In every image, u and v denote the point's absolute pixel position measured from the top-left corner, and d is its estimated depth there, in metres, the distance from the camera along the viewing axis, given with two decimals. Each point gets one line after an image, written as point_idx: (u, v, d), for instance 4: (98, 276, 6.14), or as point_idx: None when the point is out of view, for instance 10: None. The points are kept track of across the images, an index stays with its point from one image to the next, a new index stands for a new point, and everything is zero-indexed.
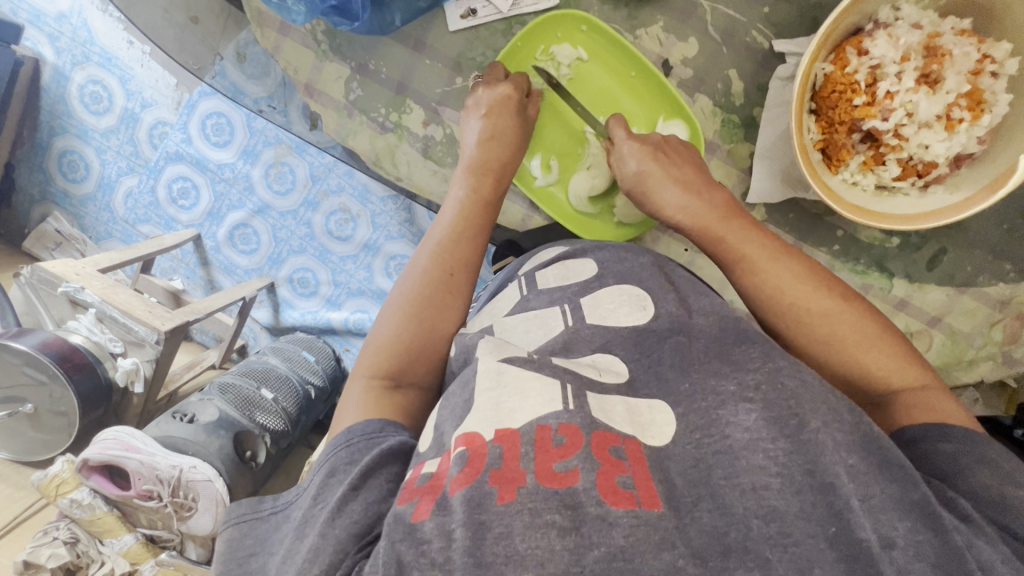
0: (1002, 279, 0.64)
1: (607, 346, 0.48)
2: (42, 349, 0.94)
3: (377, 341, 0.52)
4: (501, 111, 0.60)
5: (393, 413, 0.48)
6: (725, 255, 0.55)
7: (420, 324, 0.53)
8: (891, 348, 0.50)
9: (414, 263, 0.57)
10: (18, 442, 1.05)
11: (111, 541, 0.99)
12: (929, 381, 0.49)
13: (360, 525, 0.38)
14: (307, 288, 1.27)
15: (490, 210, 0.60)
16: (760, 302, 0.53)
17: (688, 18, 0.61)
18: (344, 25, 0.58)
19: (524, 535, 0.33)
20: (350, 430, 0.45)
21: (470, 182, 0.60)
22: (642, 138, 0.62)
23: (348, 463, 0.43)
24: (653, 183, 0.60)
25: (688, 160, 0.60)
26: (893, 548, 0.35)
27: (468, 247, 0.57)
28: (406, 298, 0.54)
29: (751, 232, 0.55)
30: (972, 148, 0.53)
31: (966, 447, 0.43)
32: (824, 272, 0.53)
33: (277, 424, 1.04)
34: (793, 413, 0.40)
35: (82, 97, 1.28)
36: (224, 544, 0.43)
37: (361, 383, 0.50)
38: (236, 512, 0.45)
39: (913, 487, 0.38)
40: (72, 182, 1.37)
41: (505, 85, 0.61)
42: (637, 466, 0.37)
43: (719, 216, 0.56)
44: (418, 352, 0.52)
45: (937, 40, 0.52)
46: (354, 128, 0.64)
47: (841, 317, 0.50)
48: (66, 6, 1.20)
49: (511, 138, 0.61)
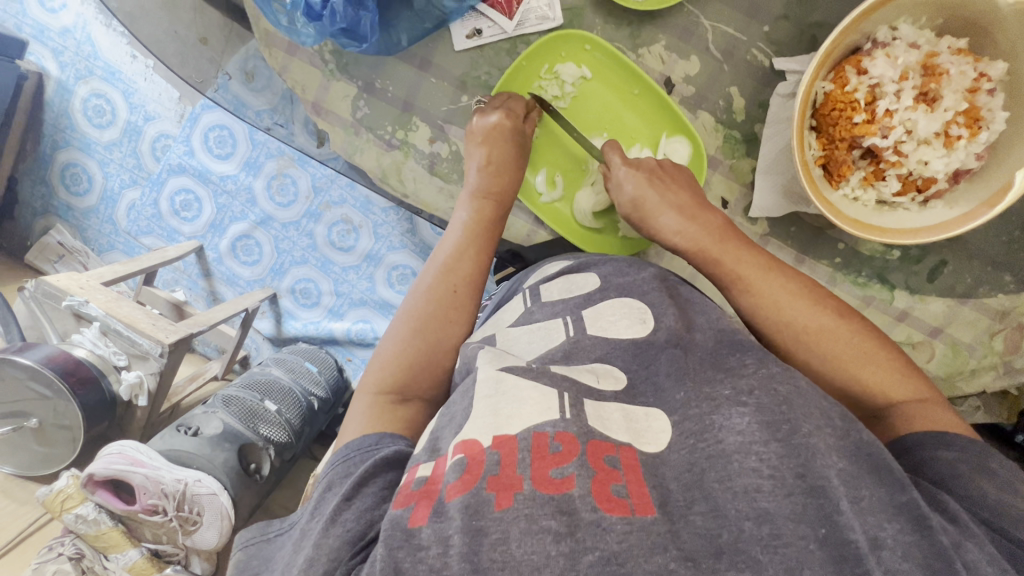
0: (1001, 290, 0.65)
1: (606, 356, 0.49)
2: (47, 363, 0.94)
3: (383, 357, 0.53)
4: (495, 139, 0.60)
5: (399, 426, 0.48)
6: (722, 277, 0.57)
7: (424, 341, 0.53)
8: (888, 362, 0.51)
9: (419, 282, 0.57)
10: (22, 456, 1.05)
11: (116, 556, 0.97)
12: (926, 394, 0.50)
13: (353, 533, 0.38)
14: (309, 299, 1.28)
15: (496, 230, 0.61)
16: (759, 323, 0.55)
17: (689, 37, 0.62)
18: (352, 46, 0.59)
19: (520, 540, 0.33)
20: (349, 445, 0.46)
21: (474, 205, 0.61)
22: (636, 164, 0.62)
23: (343, 476, 0.43)
24: (650, 208, 0.61)
25: (685, 183, 0.61)
26: (881, 548, 0.35)
27: (473, 263, 0.58)
28: (411, 315, 0.55)
29: (747, 252, 0.56)
30: (969, 164, 0.54)
31: (965, 455, 0.44)
32: (819, 290, 0.54)
33: (281, 436, 1.03)
34: (785, 419, 0.41)
35: (86, 111, 1.29)
36: (234, 561, 0.43)
37: (366, 398, 0.50)
38: (246, 535, 0.45)
39: (900, 490, 0.39)
40: (75, 195, 1.37)
41: (500, 112, 0.61)
42: (630, 475, 0.38)
43: (715, 239, 0.57)
44: (423, 367, 0.52)
45: (934, 60, 0.53)
46: (360, 145, 0.65)
47: (837, 332, 0.52)
48: (70, 21, 1.21)
49: (510, 163, 0.62)
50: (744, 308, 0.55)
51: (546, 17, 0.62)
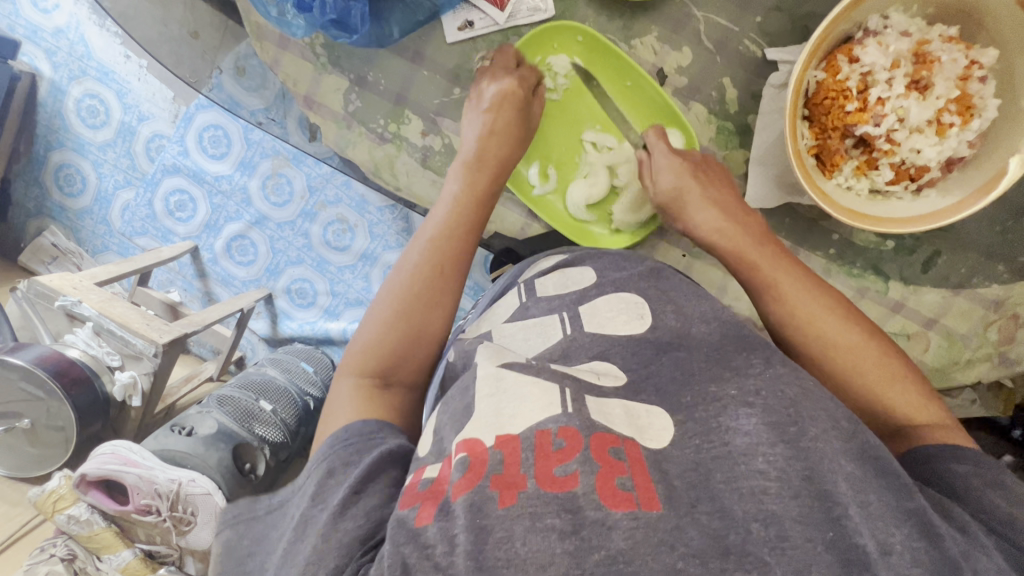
0: (995, 281, 0.65)
1: (606, 355, 0.49)
2: (39, 364, 0.94)
3: (364, 339, 0.52)
4: (501, 107, 0.60)
5: (386, 411, 0.49)
6: (755, 282, 0.56)
7: (406, 326, 0.52)
8: (911, 386, 0.50)
9: (404, 259, 0.56)
10: (13, 458, 1.04)
11: (107, 557, 0.96)
12: (945, 421, 0.49)
13: (364, 530, 0.38)
14: (305, 299, 1.27)
15: (485, 205, 0.60)
16: (784, 331, 0.55)
17: (682, 28, 0.62)
18: (343, 37, 0.59)
19: (525, 538, 0.33)
20: (347, 431, 0.45)
21: (465, 176, 0.60)
22: (683, 154, 0.62)
23: (346, 463, 0.43)
24: (690, 201, 0.60)
25: (724, 181, 0.62)
26: (891, 553, 0.35)
27: (461, 240, 0.57)
28: (395, 293, 0.53)
29: (783, 261, 0.56)
30: (962, 152, 0.54)
31: (979, 470, 0.44)
32: (852, 307, 0.54)
33: (276, 436, 1.03)
34: (792, 422, 0.41)
35: (79, 112, 1.29)
36: (221, 544, 0.43)
37: (351, 379, 0.50)
38: (232, 512, 0.45)
39: (907, 496, 0.39)
40: (68, 196, 1.37)
41: (511, 78, 0.61)
42: (635, 468, 0.38)
43: (755, 242, 0.58)
44: (406, 352, 0.52)
45: (926, 47, 0.53)
46: (352, 139, 0.65)
47: (864, 349, 0.52)
48: (63, 21, 1.21)
49: (510, 133, 0.61)
50: (770, 314, 0.55)
51: (538, 8, 0.62)
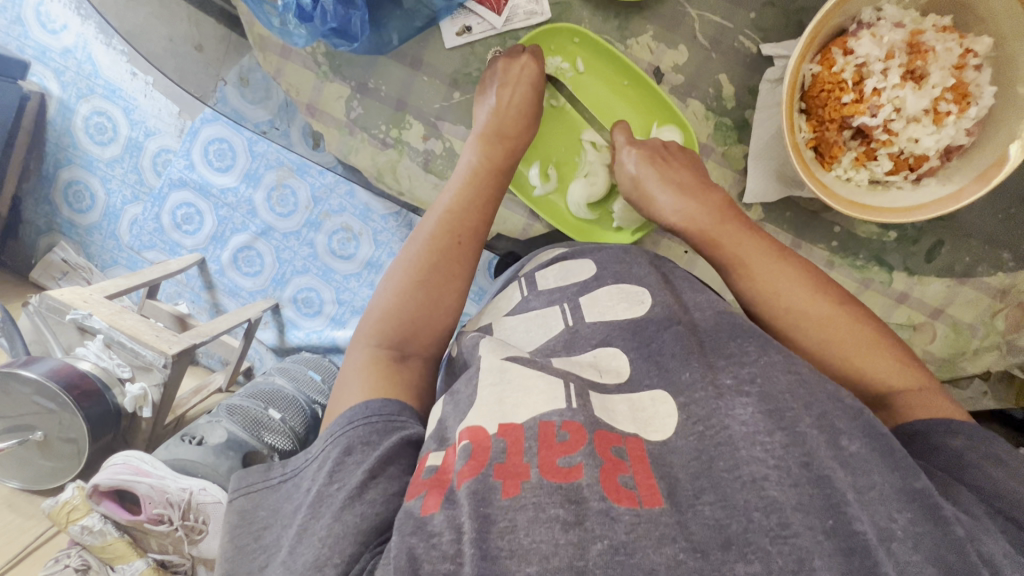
0: (1000, 269, 0.65)
1: (606, 341, 0.50)
2: (51, 377, 0.94)
3: (381, 308, 0.52)
4: (519, 81, 0.61)
5: (400, 382, 0.49)
6: (722, 259, 0.57)
7: (425, 296, 0.53)
8: (886, 352, 0.50)
9: (418, 231, 0.57)
10: (27, 470, 1.05)
11: (121, 567, 0.96)
12: (922, 382, 0.49)
13: (381, 519, 0.38)
14: (311, 308, 1.28)
15: (503, 179, 0.61)
16: (755, 302, 0.55)
17: (677, 25, 0.62)
18: (344, 46, 0.60)
19: (529, 529, 0.34)
20: (367, 408, 0.45)
21: (482, 148, 0.61)
22: (642, 144, 0.63)
23: (365, 443, 0.43)
24: (648, 188, 0.62)
25: (687, 164, 0.62)
26: (891, 539, 0.35)
27: (477, 214, 0.58)
28: (414, 262, 0.54)
29: (747, 237, 0.57)
30: (960, 140, 0.55)
31: (973, 443, 0.43)
32: (820, 276, 0.55)
33: (286, 444, 1.02)
34: (788, 408, 0.41)
35: (87, 129, 1.31)
36: (226, 529, 0.42)
37: (367, 351, 0.50)
38: (242, 480, 0.44)
39: (913, 475, 0.38)
40: (78, 212, 1.39)
41: (527, 56, 0.62)
42: (638, 465, 0.38)
43: (714, 219, 0.58)
44: (424, 323, 0.52)
45: (920, 37, 0.54)
46: (355, 145, 0.66)
47: (833, 318, 0.52)
48: (70, 41, 1.24)
49: (527, 110, 0.62)
50: (741, 292, 0.56)
51: (534, 12, 0.63)
